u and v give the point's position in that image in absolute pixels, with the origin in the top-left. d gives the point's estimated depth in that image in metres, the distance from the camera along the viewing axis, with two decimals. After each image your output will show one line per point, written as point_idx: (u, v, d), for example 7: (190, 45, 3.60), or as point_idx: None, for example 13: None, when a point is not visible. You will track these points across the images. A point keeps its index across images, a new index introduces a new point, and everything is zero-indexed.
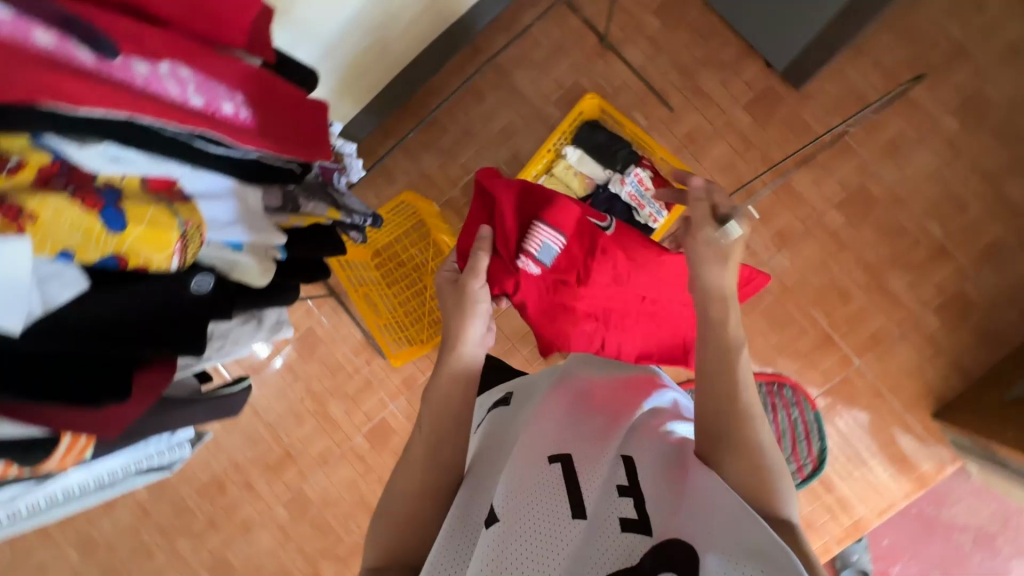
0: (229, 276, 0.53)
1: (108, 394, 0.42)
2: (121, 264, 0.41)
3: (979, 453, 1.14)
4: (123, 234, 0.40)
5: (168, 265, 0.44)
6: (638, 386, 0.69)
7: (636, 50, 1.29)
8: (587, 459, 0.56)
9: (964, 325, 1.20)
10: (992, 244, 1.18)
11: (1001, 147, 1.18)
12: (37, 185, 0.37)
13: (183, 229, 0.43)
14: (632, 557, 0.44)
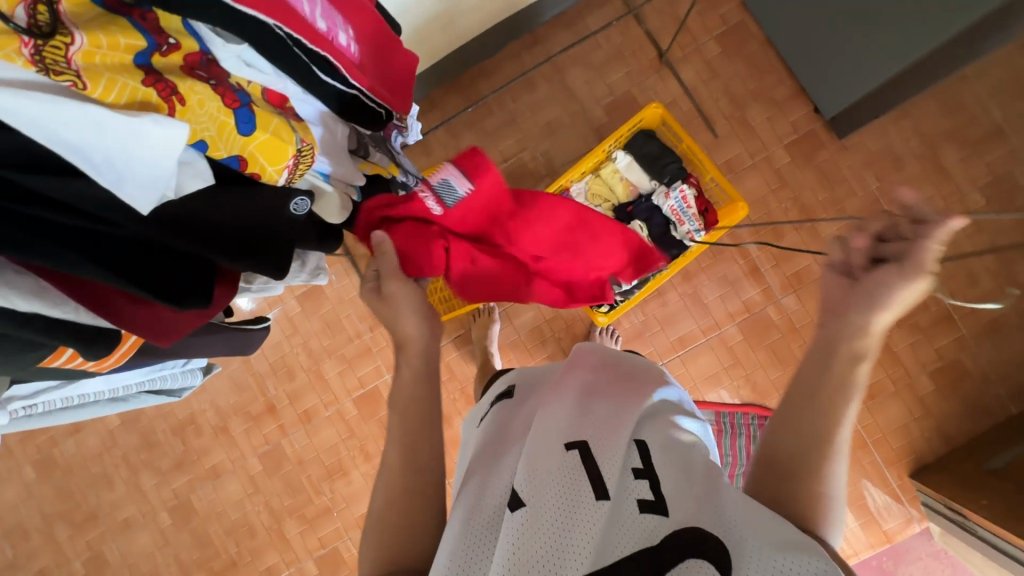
0: (314, 209, 0.59)
1: (191, 297, 0.48)
2: (241, 166, 0.47)
3: (947, 517, 1.16)
4: (249, 137, 0.45)
5: (278, 178, 0.49)
6: (642, 378, 0.68)
7: (692, 72, 1.31)
8: (603, 442, 0.55)
9: (954, 392, 1.24)
10: (995, 320, 1.23)
11: (1020, 230, 1.22)
12: (184, 70, 0.42)
13: (299, 146, 0.49)
14: (654, 537, 0.46)
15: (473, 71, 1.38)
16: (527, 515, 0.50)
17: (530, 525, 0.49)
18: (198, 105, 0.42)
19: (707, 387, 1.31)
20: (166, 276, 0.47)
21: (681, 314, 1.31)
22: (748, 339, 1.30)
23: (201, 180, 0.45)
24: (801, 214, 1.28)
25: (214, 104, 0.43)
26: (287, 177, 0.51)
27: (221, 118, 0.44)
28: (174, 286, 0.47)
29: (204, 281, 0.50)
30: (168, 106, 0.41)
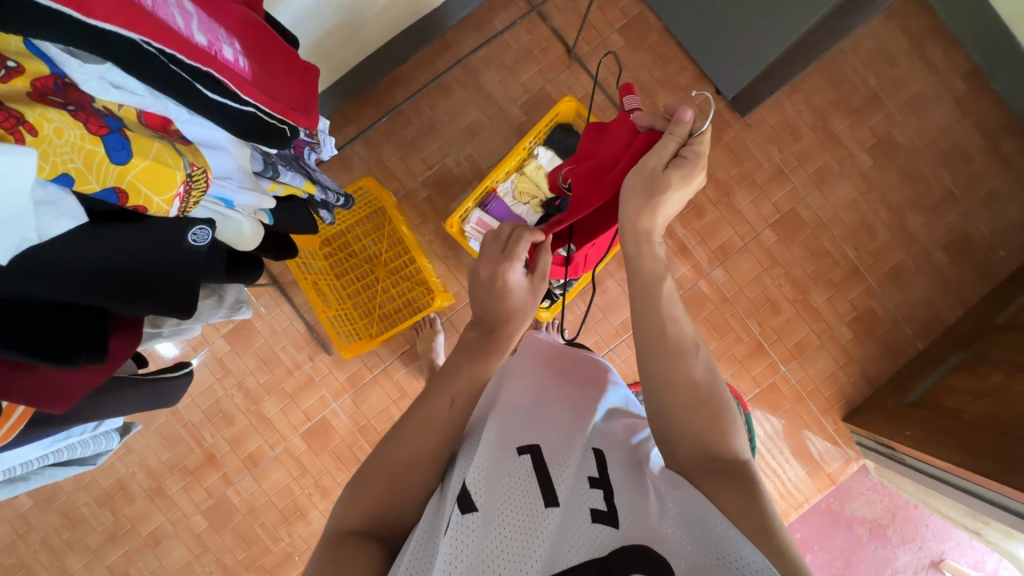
0: (218, 236, 0.56)
1: (86, 354, 0.44)
2: (121, 200, 0.42)
3: (881, 451, 1.26)
4: (125, 165, 0.41)
5: (167, 208, 0.45)
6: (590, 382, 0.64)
7: (601, 64, 1.35)
8: (557, 451, 0.51)
9: (871, 337, 1.36)
10: (896, 267, 1.36)
11: (905, 183, 1.36)
12: (32, 96, 0.38)
13: (189, 170, 0.45)
14: (602, 548, 0.43)
15: (385, 81, 1.35)
16: (474, 520, 0.44)
17: (482, 531, 0.44)
18: (55, 135, 0.37)
19: None
20: (48, 336, 0.42)
21: (622, 300, 1.33)
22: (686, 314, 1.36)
23: (69, 220, 0.40)
24: (717, 190, 1.36)
25: (76, 133, 0.39)
26: (178, 210, 0.47)
27: (87, 147, 0.39)
28: (64, 343, 0.43)
29: (98, 335, 0.46)
30: (14, 136, 0.36)
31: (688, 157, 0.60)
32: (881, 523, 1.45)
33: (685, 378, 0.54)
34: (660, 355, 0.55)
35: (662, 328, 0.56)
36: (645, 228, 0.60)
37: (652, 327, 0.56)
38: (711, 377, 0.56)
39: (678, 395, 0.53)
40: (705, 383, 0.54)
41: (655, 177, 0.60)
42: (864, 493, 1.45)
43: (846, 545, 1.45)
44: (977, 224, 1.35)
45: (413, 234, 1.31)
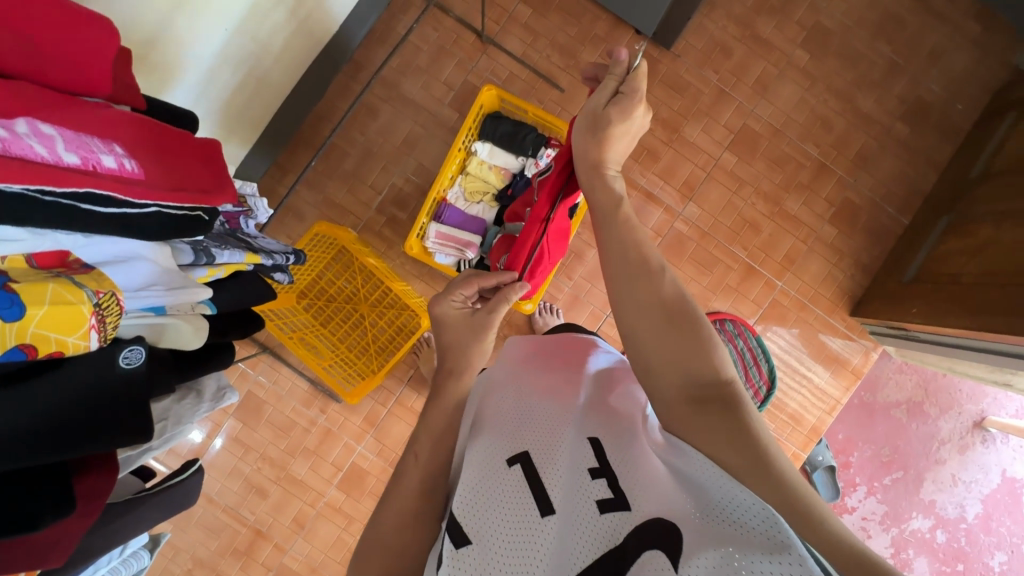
0: (161, 344, 0.56)
1: (48, 514, 0.44)
2: (28, 354, 0.40)
3: (894, 333, 1.26)
4: (22, 320, 0.39)
5: (86, 342, 0.44)
6: (575, 357, 0.63)
7: (515, 40, 1.32)
8: (546, 448, 0.50)
9: (855, 227, 1.35)
10: (860, 151, 1.34)
11: (846, 67, 1.33)
12: None
13: (95, 299, 0.44)
14: (615, 538, 0.41)
15: (310, 121, 1.32)
16: (472, 551, 0.46)
17: (481, 559, 0.45)
18: None
19: None
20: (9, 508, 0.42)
21: None
22: (671, 258, 1.35)
23: None
24: (666, 129, 1.34)
25: None
26: (100, 344, 0.46)
27: None
28: (27, 509, 0.43)
29: (60, 490, 0.46)
30: None
31: (627, 95, 0.59)
32: (916, 402, 1.46)
33: (650, 297, 0.53)
34: (625, 282, 0.55)
35: (619, 262, 0.56)
36: (594, 163, 0.61)
37: (616, 251, 0.57)
38: (679, 290, 0.54)
39: (645, 317, 0.52)
40: (673, 302, 0.53)
41: (596, 114, 0.60)
42: (890, 376, 1.47)
43: (888, 432, 1.47)
44: (928, 86, 1.33)
45: (382, 262, 1.29)
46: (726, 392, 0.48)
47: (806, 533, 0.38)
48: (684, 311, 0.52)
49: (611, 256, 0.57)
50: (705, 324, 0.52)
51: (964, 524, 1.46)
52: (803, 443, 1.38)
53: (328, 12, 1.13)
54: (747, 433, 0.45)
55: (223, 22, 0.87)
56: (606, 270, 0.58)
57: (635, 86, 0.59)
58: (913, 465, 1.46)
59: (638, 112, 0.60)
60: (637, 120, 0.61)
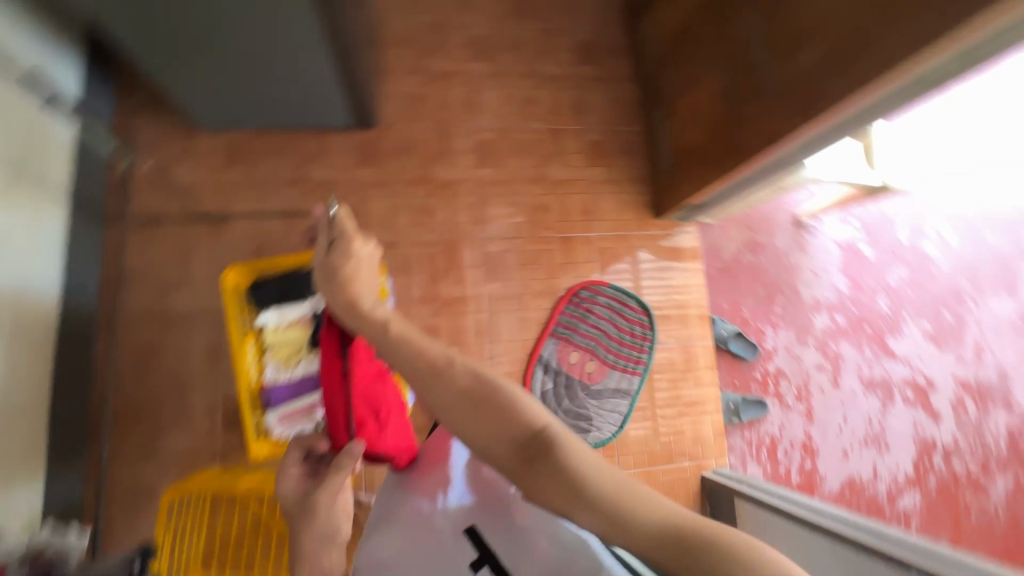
0: None
1: None
2: None
3: (690, 210, 1.46)
4: None
5: None
6: (437, 453, 0.89)
7: (244, 201, 1.32)
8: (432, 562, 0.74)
9: (613, 155, 1.52)
10: (572, 102, 1.52)
11: (515, 53, 1.52)
12: None
13: None
14: None
15: (102, 403, 1.21)
16: None
17: None
18: None
19: (529, 328, 1.40)
20: None
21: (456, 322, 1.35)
22: (503, 276, 1.41)
23: None
24: (422, 184, 1.41)
25: None
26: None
27: None
28: None
29: None
30: None
31: (342, 240, 0.77)
32: (750, 239, 1.70)
33: (451, 390, 0.72)
34: (432, 389, 0.73)
35: (416, 371, 0.74)
36: (349, 302, 0.78)
37: (408, 367, 0.74)
38: (479, 379, 0.73)
39: (457, 407, 0.72)
40: (476, 390, 0.72)
41: (325, 266, 0.78)
42: (720, 237, 1.69)
43: (751, 276, 1.68)
44: (578, 30, 1.56)
45: (252, 470, 1.18)
46: (542, 435, 0.68)
47: (621, 539, 0.59)
48: (491, 390, 0.72)
49: (415, 373, 0.74)
50: (506, 389, 0.72)
51: (845, 297, 1.72)
52: (705, 333, 1.48)
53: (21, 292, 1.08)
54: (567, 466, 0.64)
55: None
56: (411, 382, 0.75)
57: (342, 230, 0.77)
58: (786, 284, 1.69)
59: (360, 246, 0.78)
60: (362, 250, 0.79)
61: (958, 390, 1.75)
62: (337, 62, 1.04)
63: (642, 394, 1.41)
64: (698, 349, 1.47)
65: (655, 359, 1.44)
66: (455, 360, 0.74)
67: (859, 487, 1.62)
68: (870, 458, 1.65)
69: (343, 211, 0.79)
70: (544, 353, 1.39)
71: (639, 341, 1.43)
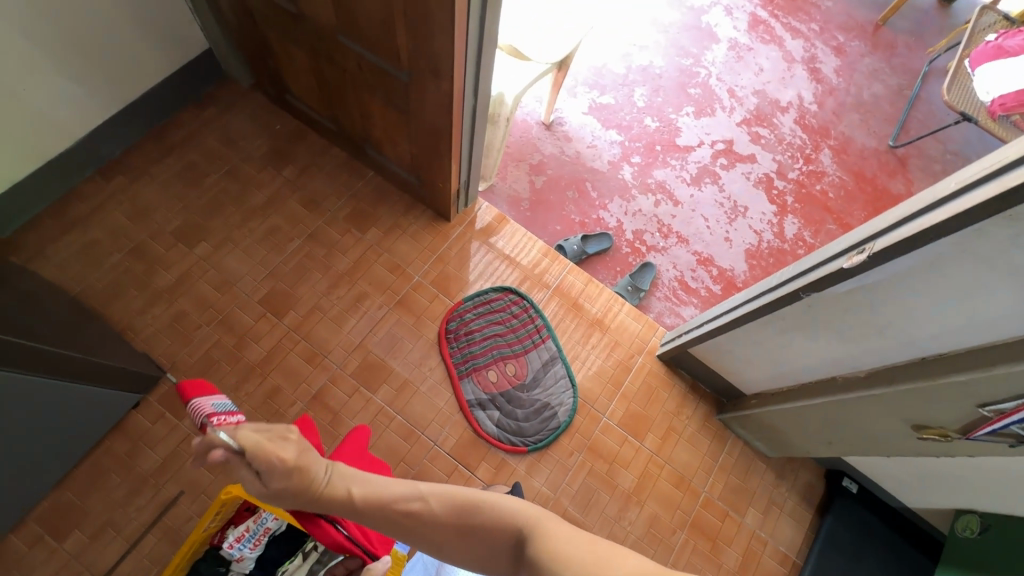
0: None
1: None
2: None
3: (462, 198, 1.49)
4: None
5: None
6: None
7: (105, 552, 1.14)
8: None
9: (374, 210, 1.53)
10: (304, 202, 1.51)
11: (222, 210, 1.47)
12: None
13: None
14: None
15: None
16: None
17: None
18: None
19: (441, 389, 1.36)
20: None
21: (383, 445, 1.29)
22: (383, 373, 1.36)
23: None
24: (249, 378, 1.31)
25: None
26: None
27: None
28: None
29: None
30: None
31: (260, 463, 0.70)
32: (529, 170, 1.82)
33: (432, 526, 0.72)
34: (413, 535, 0.73)
35: (390, 523, 0.73)
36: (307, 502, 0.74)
37: (386, 525, 0.74)
38: (451, 501, 0.72)
39: (441, 537, 0.71)
40: (454, 516, 0.71)
41: (267, 492, 0.72)
42: (510, 185, 1.80)
43: (555, 192, 1.80)
44: (255, 149, 1.55)
45: None
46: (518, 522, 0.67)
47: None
48: (465, 507, 0.71)
49: (392, 526, 0.74)
50: (483, 500, 0.71)
51: (624, 143, 1.91)
52: (562, 261, 1.56)
53: None
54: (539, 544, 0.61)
55: None
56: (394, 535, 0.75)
57: (255, 449, 0.70)
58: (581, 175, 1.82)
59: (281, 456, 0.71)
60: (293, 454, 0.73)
61: (746, 129, 2.00)
62: (47, 371, 0.97)
63: (565, 348, 1.45)
64: (567, 276, 1.54)
65: (547, 315, 1.48)
66: (426, 496, 0.73)
67: (757, 249, 1.80)
68: (745, 225, 1.84)
69: (246, 437, 0.71)
70: (470, 395, 1.37)
71: (524, 316, 1.47)
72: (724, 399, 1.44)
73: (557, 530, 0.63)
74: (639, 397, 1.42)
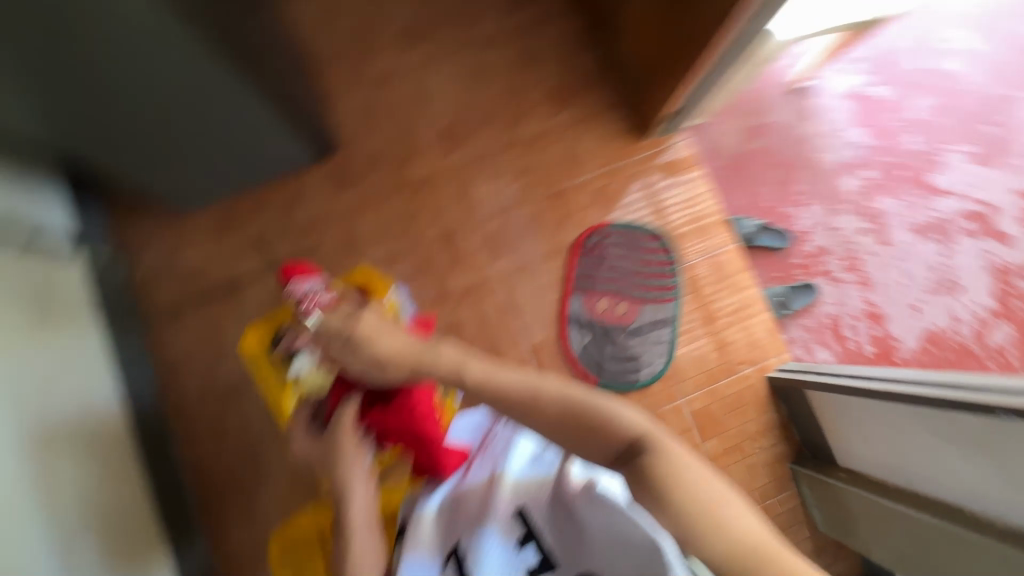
0: None
1: None
2: None
3: (671, 119, 1.36)
4: None
5: None
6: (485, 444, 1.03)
7: (246, 266, 1.36)
8: (512, 535, 0.82)
9: (578, 93, 1.45)
10: (519, 54, 1.47)
11: (446, 28, 1.47)
12: None
13: None
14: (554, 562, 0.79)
15: (191, 486, 1.31)
16: None
17: None
18: None
19: (550, 291, 1.38)
20: None
21: (479, 308, 1.36)
22: (509, 249, 1.39)
23: None
24: (401, 190, 1.40)
25: None
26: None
27: None
28: None
29: None
30: None
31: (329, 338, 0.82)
32: (748, 127, 1.62)
33: (550, 412, 0.80)
34: (518, 413, 0.82)
35: (506, 398, 0.81)
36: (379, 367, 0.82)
37: (498, 400, 0.82)
38: (567, 396, 0.80)
39: (555, 425, 0.80)
40: (567, 408, 0.79)
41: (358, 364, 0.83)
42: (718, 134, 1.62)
43: (760, 164, 1.60)
44: None
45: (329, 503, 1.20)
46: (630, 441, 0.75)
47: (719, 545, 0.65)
48: (582, 405, 0.79)
49: (500, 404, 0.82)
50: (602, 406, 0.78)
51: (865, 151, 1.62)
52: (729, 236, 1.42)
53: None
54: (646, 471, 0.71)
55: None
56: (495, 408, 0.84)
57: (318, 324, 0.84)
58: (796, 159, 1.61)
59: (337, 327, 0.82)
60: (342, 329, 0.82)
61: None
62: (265, 98, 1.08)
63: (680, 318, 1.38)
64: (725, 254, 1.41)
65: (682, 279, 1.40)
66: (548, 391, 0.81)
67: (943, 336, 1.53)
68: (947, 304, 1.54)
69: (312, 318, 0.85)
70: (573, 310, 1.37)
71: (661, 268, 1.40)
72: (808, 452, 1.33)
73: (665, 460, 0.72)
74: (725, 402, 1.35)
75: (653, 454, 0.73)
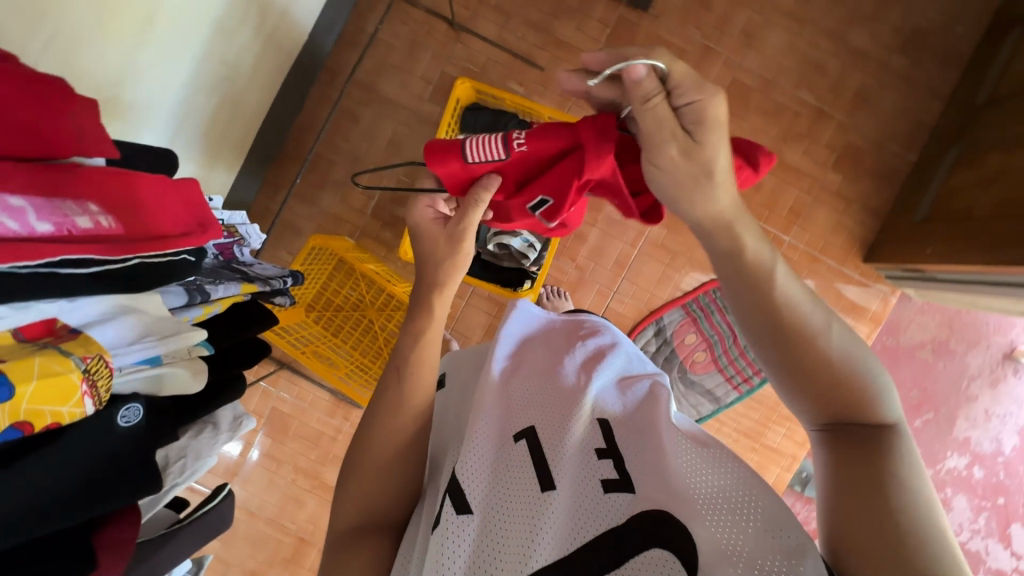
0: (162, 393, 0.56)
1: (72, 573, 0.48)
2: (26, 430, 0.40)
3: (908, 275, 1.24)
4: (14, 398, 0.39)
5: (82, 408, 0.43)
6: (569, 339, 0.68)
7: (487, 23, 1.29)
8: (548, 425, 0.53)
9: (860, 172, 1.31)
10: (858, 90, 1.30)
11: (834, 5, 1.29)
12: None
13: (83, 366, 0.42)
14: (617, 517, 0.44)
15: (294, 135, 1.34)
16: (471, 520, 0.46)
17: (479, 531, 0.46)
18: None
19: (664, 287, 1.33)
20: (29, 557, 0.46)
21: (606, 241, 1.32)
22: (674, 226, 1.32)
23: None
24: None
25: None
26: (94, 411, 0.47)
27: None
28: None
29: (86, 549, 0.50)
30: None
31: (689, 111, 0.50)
32: (941, 340, 1.45)
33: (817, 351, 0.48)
34: (773, 325, 0.50)
35: (774, 303, 0.50)
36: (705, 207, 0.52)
37: (757, 302, 0.51)
38: (846, 347, 0.49)
39: (811, 374, 0.49)
40: (843, 356, 0.49)
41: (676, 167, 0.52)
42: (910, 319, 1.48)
43: (915, 375, 1.45)
44: (922, 14, 1.28)
45: (382, 266, 1.29)
46: (877, 431, 0.47)
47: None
48: (853, 362, 0.49)
49: (755, 305, 0.51)
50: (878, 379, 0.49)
51: (1001, 457, 1.43)
52: None
53: (297, 19, 1.15)
54: (881, 481, 0.43)
55: (186, 45, 0.87)
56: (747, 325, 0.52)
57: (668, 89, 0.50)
58: (943, 404, 1.45)
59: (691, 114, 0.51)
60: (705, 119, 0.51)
61: None
62: None
63: (731, 409, 1.33)
64: None
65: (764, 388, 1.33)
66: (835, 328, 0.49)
67: None
68: None
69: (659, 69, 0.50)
70: (665, 318, 1.34)
71: None
72: None
73: (918, 481, 0.44)
74: None
75: (903, 472, 0.44)
